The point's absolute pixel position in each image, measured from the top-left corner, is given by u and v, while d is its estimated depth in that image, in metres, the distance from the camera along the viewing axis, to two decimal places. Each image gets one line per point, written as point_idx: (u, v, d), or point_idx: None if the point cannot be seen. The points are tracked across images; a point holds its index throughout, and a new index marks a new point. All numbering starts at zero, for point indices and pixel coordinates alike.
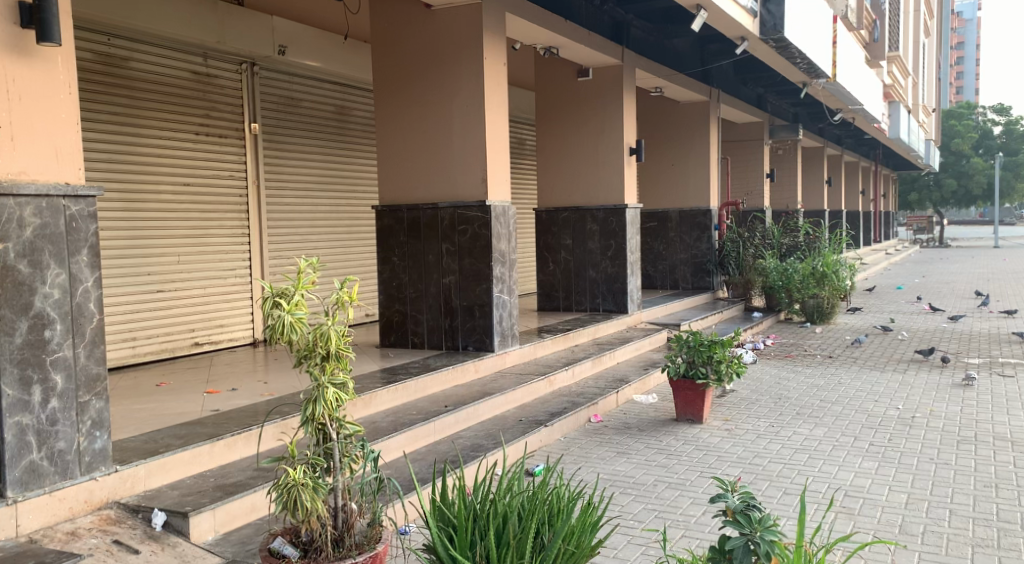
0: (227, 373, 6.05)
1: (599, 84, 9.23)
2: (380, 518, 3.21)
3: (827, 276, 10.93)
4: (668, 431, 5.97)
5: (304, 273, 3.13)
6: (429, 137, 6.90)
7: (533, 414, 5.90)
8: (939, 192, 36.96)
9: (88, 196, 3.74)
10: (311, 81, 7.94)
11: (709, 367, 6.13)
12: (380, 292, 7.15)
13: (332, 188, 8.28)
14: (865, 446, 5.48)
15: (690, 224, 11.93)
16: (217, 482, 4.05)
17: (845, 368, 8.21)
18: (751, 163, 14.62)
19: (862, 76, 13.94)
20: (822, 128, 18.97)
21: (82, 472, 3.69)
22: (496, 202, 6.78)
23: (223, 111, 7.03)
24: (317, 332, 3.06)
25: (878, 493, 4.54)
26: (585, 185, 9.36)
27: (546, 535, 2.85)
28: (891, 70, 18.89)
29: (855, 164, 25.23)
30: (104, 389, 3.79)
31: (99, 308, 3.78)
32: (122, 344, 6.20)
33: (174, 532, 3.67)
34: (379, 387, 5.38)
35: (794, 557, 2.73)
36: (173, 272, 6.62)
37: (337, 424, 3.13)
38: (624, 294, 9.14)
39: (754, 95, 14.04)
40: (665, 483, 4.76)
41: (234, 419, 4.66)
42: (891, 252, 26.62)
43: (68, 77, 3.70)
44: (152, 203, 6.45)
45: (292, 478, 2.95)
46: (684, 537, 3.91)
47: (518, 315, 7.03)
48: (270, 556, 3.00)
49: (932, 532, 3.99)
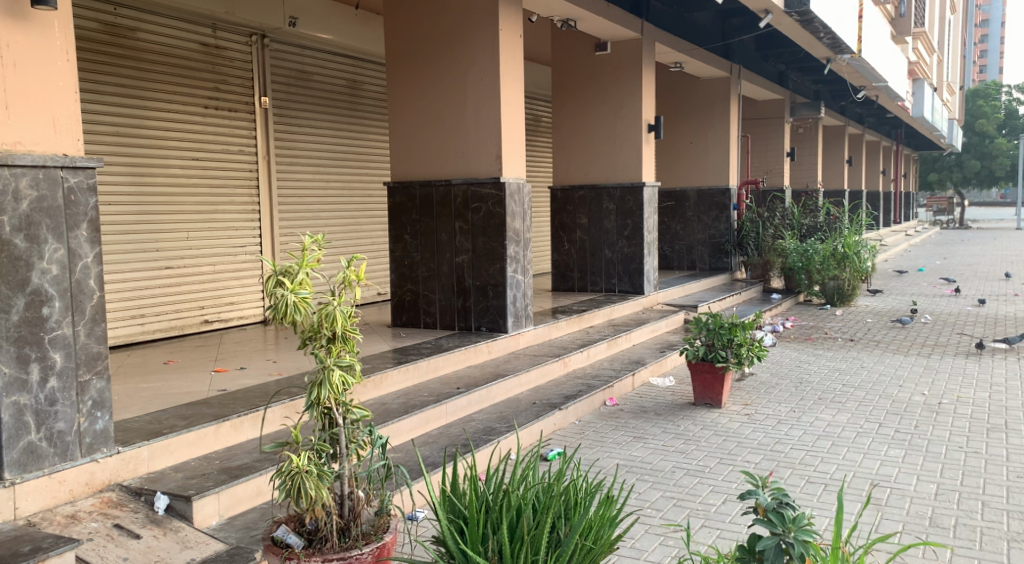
0: (236, 352, 5.94)
1: (618, 59, 8.98)
2: (388, 506, 3.08)
3: (848, 257, 10.69)
4: (686, 416, 5.81)
5: (309, 250, 2.97)
6: (443, 113, 6.71)
7: (546, 397, 5.75)
8: (961, 172, 36.36)
9: (88, 167, 3.59)
10: (323, 54, 7.76)
11: (729, 351, 5.96)
12: (392, 271, 7.01)
13: (343, 165, 8.12)
14: (891, 434, 5.31)
15: (708, 203, 11.70)
16: (221, 465, 3.93)
17: (868, 352, 8.01)
18: (772, 142, 14.32)
19: (888, 52, 13.58)
20: (844, 106, 18.60)
21: (83, 454, 3.57)
22: (510, 179, 6.59)
23: (234, 84, 6.87)
24: (322, 312, 2.90)
25: (907, 483, 4.38)
26: (603, 163, 9.15)
27: (562, 529, 2.69)
28: (916, 46, 18.46)
29: (877, 143, 24.79)
30: (105, 367, 3.67)
31: (100, 284, 3.65)
32: (131, 322, 6.09)
33: (177, 516, 3.55)
34: (390, 367, 5.26)
35: (829, 558, 2.56)
36: (182, 249, 6.50)
37: (344, 409, 2.99)
38: (641, 274, 8.96)
39: (776, 70, 13.72)
40: (684, 470, 4.61)
41: (241, 400, 4.54)
42: (911, 233, 26.22)
43: (66, 43, 3.55)
44: (160, 176, 6.32)
45: (296, 465, 2.80)
46: (703, 529, 3.77)
47: (532, 296, 6.87)
48: (274, 545, 2.88)
49: (965, 525, 3.82)
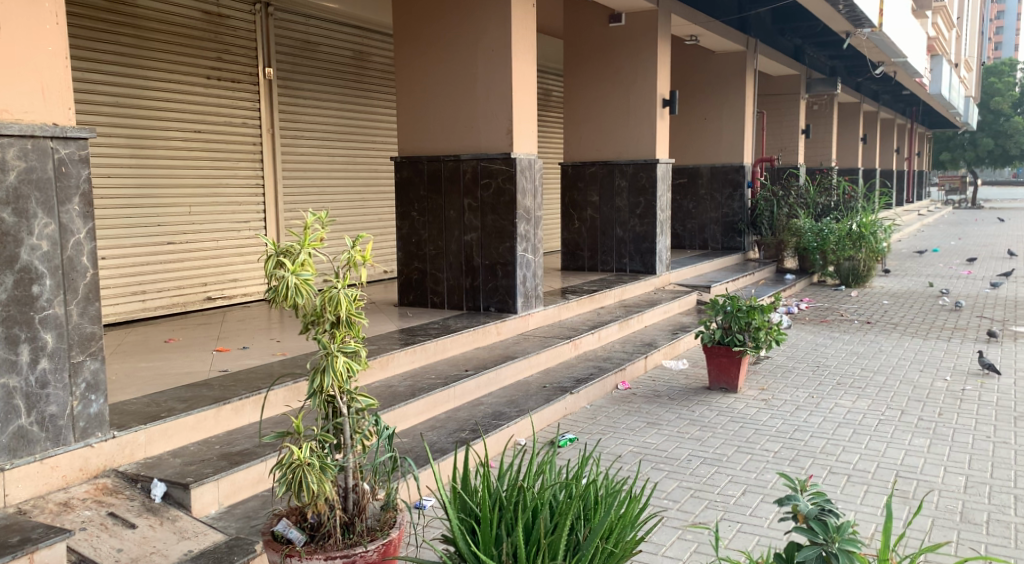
0: (239, 330, 5.79)
1: (633, 31, 8.70)
2: (395, 500, 2.91)
3: (864, 237, 10.45)
4: (701, 401, 5.64)
5: (312, 228, 2.78)
6: (454, 85, 6.48)
7: (557, 380, 5.59)
8: (974, 151, 35.87)
9: (79, 138, 3.40)
10: (329, 24, 7.51)
11: (746, 334, 5.79)
12: (399, 250, 6.83)
13: (349, 139, 7.91)
14: (914, 422, 5.12)
15: (722, 181, 11.40)
16: (221, 450, 3.78)
17: (886, 335, 7.82)
18: (786, 119, 14.01)
19: (908, 26, 13.22)
20: (860, 82, 18.26)
21: (76, 439, 3.41)
22: (522, 154, 6.37)
23: (236, 54, 6.65)
24: (326, 296, 2.72)
25: (934, 475, 4.20)
26: (615, 139, 8.91)
27: (581, 531, 2.55)
28: (935, 20, 18.05)
29: (892, 120, 24.41)
30: (100, 348, 3.51)
31: (94, 262, 3.47)
32: (131, 298, 5.94)
33: (174, 504, 3.41)
34: (397, 348, 5.09)
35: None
36: (184, 224, 6.32)
37: (349, 397, 2.81)
38: (653, 254, 8.74)
39: (792, 45, 13.40)
40: (700, 458, 4.45)
41: (243, 382, 4.39)
42: (923, 212, 25.94)
43: (55, 5, 3.34)
44: (161, 149, 6.12)
45: (297, 457, 2.63)
46: (723, 522, 3.61)
47: (543, 275, 6.69)
48: (273, 541, 2.73)
49: (998, 521, 3.65)
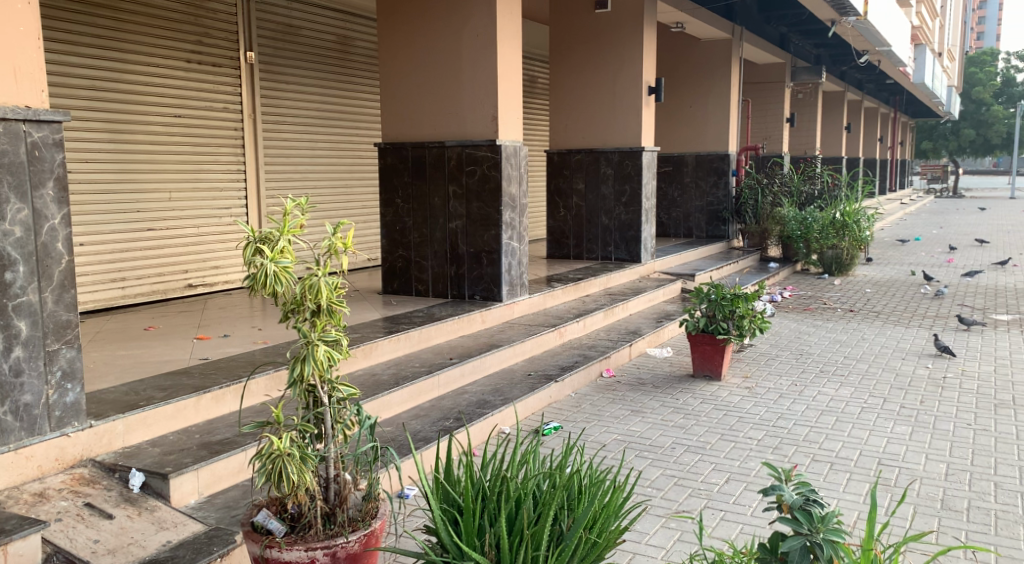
0: (220, 318, 5.72)
1: (619, 17, 8.64)
2: (377, 490, 2.87)
3: (848, 226, 10.50)
4: (685, 389, 5.64)
5: (291, 215, 2.73)
6: (439, 71, 6.41)
7: (541, 368, 5.57)
8: (956, 141, 36.10)
9: (53, 121, 3.32)
10: (311, 8, 7.40)
11: (730, 323, 5.79)
12: (383, 237, 6.77)
13: (332, 124, 7.82)
14: (896, 409, 5.15)
15: (707, 169, 11.43)
16: (201, 440, 3.73)
17: (868, 323, 7.85)
18: (771, 107, 14.02)
19: (893, 15, 13.24)
20: (844, 72, 18.29)
21: (52, 428, 3.35)
22: (507, 141, 6.32)
23: (216, 38, 6.54)
24: (306, 284, 2.67)
25: (915, 462, 4.22)
26: (600, 126, 8.87)
27: (564, 521, 2.53)
28: (919, 8, 18.10)
29: (875, 109, 24.50)
30: (76, 337, 3.44)
31: (69, 248, 3.41)
32: (110, 285, 5.85)
33: (153, 494, 3.36)
34: (380, 337, 5.04)
35: (859, 560, 2.41)
36: (164, 211, 6.23)
37: (329, 387, 2.78)
38: (638, 242, 8.73)
39: (778, 33, 13.39)
40: (684, 446, 4.45)
41: (224, 370, 4.33)
42: (906, 201, 26.08)
43: None
44: (140, 133, 6.02)
45: (277, 447, 2.59)
46: (707, 511, 3.61)
47: (528, 263, 6.66)
48: (253, 532, 2.69)
49: (979, 508, 3.67)
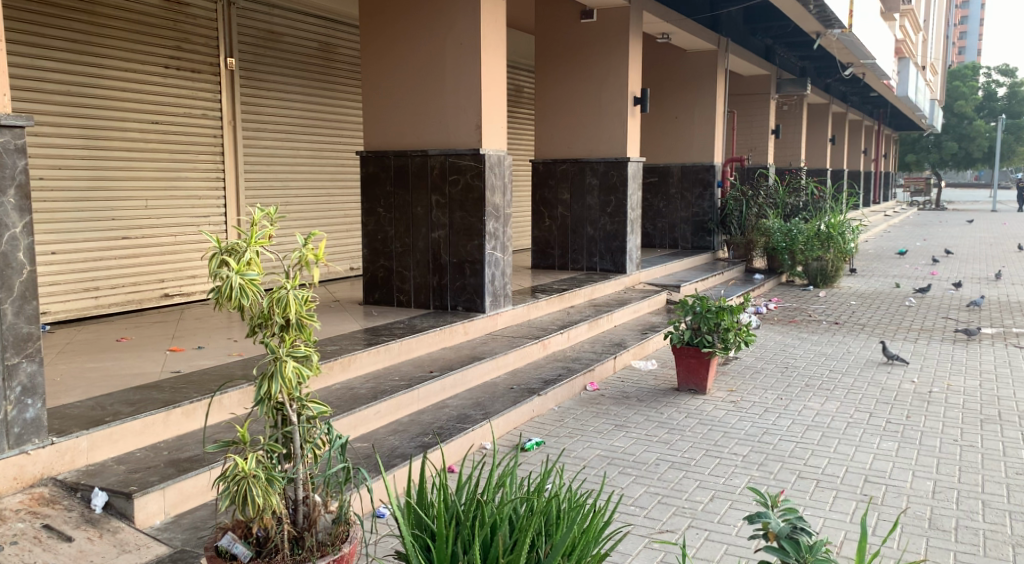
0: (196, 329, 5.58)
1: (606, 27, 8.60)
2: (348, 513, 2.75)
3: (833, 237, 10.53)
4: (669, 402, 5.55)
5: (259, 225, 2.62)
6: (423, 78, 6.32)
7: (524, 382, 5.46)
8: (938, 154, 36.36)
9: (16, 126, 3.20)
10: (293, 14, 7.30)
11: (715, 335, 5.71)
12: (364, 246, 6.66)
13: (314, 131, 7.70)
14: (882, 425, 5.08)
15: (692, 180, 11.38)
16: (169, 457, 3.60)
17: (854, 335, 7.81)
18: (756, 118, 14.05)
19: (877, 29, 13.31)
20: (828, 84, 18.37)
21: (11, 446, 3.21)
22: (490, 150, 6.23)
23: (196, 44, 6.42)
24: (273, 297, 2.56)
25: (903, 480, 4.15)
26: (586, 135, 8.80)
27: (542, 548, 2.43)
28: (902, 23, 18.25)
29: (858, 122, 24.66)
30: (38, 350, 3.30)
31: (30, 257, 3.27)
32: (84, 294, 5.71)
33: (116, 515, 3.22)
34: (359, 349, 4.92)
35: None
36: (140, 219, 6.09)
37: (298, 405, 2.66)
38: (623, 253, 8.66)
39: (763, 45, 13.43)
40: (669, 462, 4.35)
41: (196, 384, 4.20)
42: (889, 213, 26.19)
43: None
44: (115, 140, 5.88)
45: (242, 469, 2.48)
46: (691, 530, 3.52)
47: (511, 274, 6.56)
48: (217, 556, 2.57)
49: (966, 528, 3.60)
